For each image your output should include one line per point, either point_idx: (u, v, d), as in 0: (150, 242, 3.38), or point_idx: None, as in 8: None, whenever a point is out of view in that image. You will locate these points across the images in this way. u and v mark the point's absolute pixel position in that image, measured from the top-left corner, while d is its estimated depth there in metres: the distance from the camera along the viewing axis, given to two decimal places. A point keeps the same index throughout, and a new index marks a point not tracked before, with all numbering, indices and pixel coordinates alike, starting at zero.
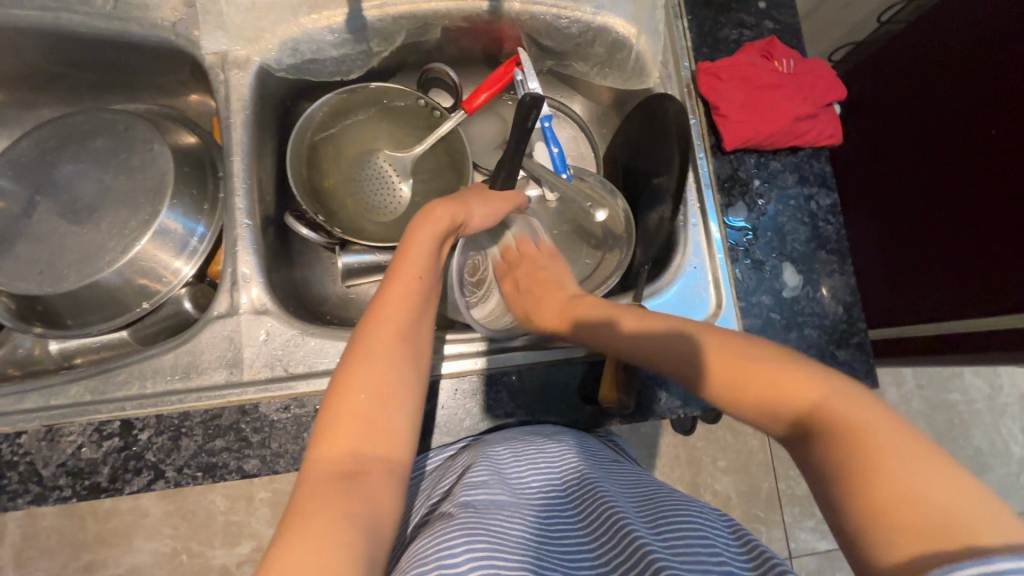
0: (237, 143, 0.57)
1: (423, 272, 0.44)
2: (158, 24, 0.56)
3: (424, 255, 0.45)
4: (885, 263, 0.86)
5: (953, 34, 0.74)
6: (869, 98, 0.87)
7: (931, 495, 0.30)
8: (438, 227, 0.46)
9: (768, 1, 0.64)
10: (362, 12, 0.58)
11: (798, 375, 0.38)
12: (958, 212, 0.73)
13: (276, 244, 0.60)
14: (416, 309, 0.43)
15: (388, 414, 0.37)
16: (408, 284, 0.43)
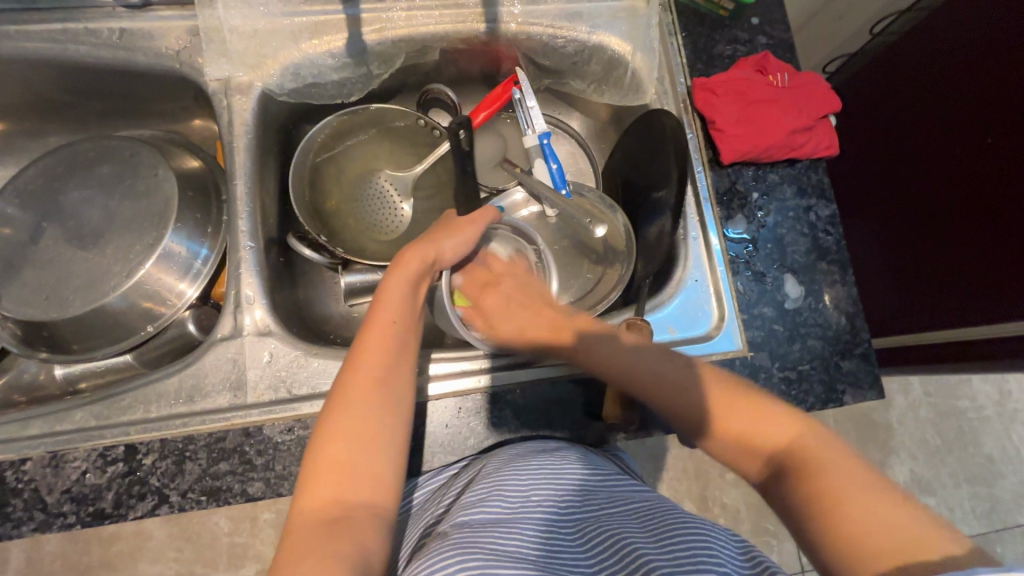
0: (239, 167, 0.57)
1: (396, 314, 0.45)
2: (163, 53, 0.57)
3: (399, 302, 0.46)
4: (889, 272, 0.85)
5: (944, 45, 0.75)
6: (864, 108, 0.88)
7: (878, 528, 0.33)
8: (409, 272, 0.47)
9: (761, 17, 0.65)
10: (362, 36, 0.59)
11: (772, 419, 0.40)
12: (962, 219, 0.73)
13: (279, 265, 0.61)
14: (393, 349, 0.43)
15: (369, 457, 0.38)
16: (381, 326, 0.44)
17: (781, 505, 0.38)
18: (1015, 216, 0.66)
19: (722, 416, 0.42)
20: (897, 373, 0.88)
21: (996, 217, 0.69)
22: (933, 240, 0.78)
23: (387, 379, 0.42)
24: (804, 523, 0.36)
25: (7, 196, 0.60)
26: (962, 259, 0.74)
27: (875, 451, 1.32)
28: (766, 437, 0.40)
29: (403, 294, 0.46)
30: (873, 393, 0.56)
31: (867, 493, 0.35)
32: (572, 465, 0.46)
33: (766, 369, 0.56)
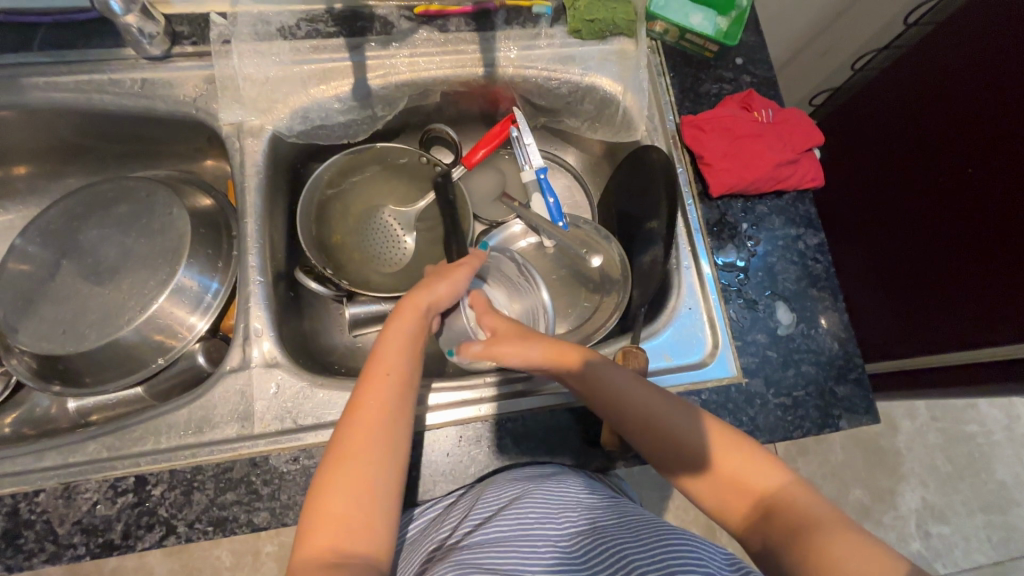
0: (250, 206, 0.60)
1: (393, 366, 0.46)
2: (181, 100, 0.61)
3: (397, 354, 0.47)
4: (884, 297, 0.86)
5: (921, 80, 0.78)
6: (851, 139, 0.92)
7: (838, 555, 0.36)
8: (408, 326, 0.49)
9: (745, 57, 0.68)
10: (367, 81, 0.63)
11: (763, 467, 0.42)
12: (952, 244, 0.75)
13: (286, 298, 0.63)
14: (389, 400, 0.44)
15: (364, 510, 0.40)
16: (379, 377, 0.45)
17: (763, 544, 0.40)
18: (1005, 241, 0.67)
19: (721, 459, 0.43)
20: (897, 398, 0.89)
21: (983, 243, 0.70)
22: (925, 266, 0.79)
23: (382, 430, 0.43)
24: (778, 550, 0.38)
25: (29, 235, 0.63)
26: (954, 285, 0.75)
27: (884, 478, 1.31)
28: (752, 482, 0.42)
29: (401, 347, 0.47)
30: (867, 418, 0.57)
31: (838, 522, 0.38)
32: (569, 489, 0.46)
33: (761, 396, 0.57)
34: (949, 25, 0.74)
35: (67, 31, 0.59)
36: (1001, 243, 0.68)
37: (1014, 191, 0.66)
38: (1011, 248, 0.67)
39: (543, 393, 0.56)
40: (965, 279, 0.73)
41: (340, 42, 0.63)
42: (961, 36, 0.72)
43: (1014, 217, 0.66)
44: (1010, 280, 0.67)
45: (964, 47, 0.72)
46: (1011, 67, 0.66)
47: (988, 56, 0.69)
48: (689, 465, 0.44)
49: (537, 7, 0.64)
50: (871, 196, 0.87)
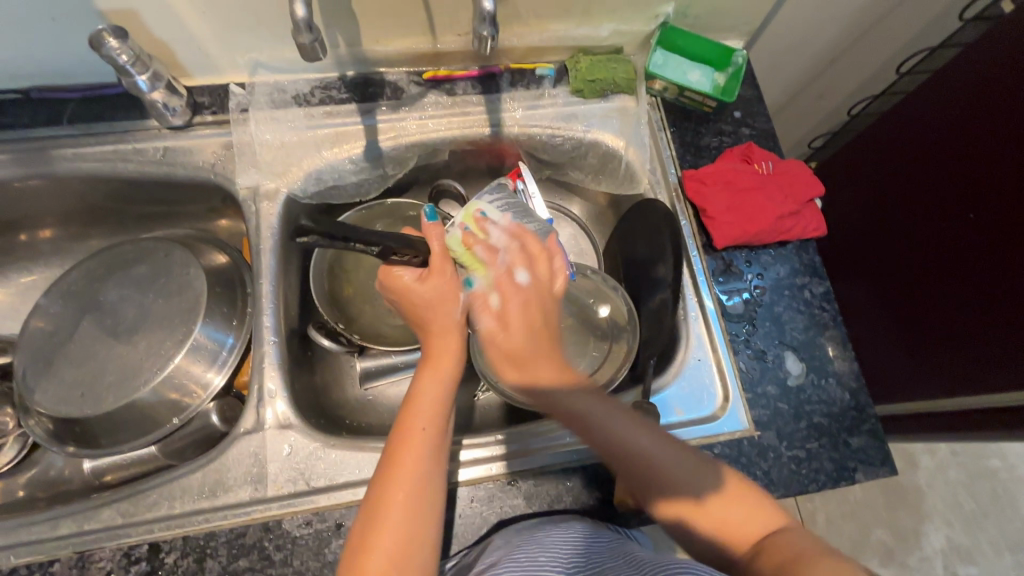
0: (266, 267, 0.61)
1: (430, 414, 0.47)
2: (199, 166, 0.63)
3: (432, 403, 0.47)
4: (898, 337, 0.86)
5: (918, 128, 0.80)
6: (854, 181, 0.93)
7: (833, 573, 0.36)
8: (439, 367, 0.50)
9: (743, 110, 0.70)
10: (378, 143, 0.66)
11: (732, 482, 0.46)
12: (958, 289, 0.76)
13: (299, 354, 0.64)
14: (430, 445, 0.46)
15: (416, 552, 0.41)
16: (420, 426, 0.46)
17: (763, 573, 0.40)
18: (1012, 289, 0.69)
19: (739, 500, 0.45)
20: (915, 440, 0.88)
21: (990, 291, 0.72)
22: (935, 308, 0.80)
23: (426, 477, 0.44)
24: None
25: (52, 297, 0.65)
26: (966, 329, 0.76)
27: (907, 517, 1.28)
28: (706, 494, 0.46)
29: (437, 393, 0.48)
30: (885, 471, 0.56)
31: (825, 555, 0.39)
32: (574, 531, 0.47)
33: (775, 449, 0.57)
34: (943, 78, 0.76)
35: (96, 105, 0.62)
36: (1007, 292, 0.69)
37: (1018, 241, 0.67)
38: (1019, 297, 0.68)
39: (554, 448, 0.56)
40: (977, 323, 0.74)
41: (352, 107, 0.65)
42: (957, 87, 0.74)
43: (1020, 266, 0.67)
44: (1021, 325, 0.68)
45: (960, 95, 0.74)
46: (1005, 120, 0.68)
47: (981, 110, 0.71)
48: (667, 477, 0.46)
49: (540, 70, 0.67)
50: (876, 238, 0.88)
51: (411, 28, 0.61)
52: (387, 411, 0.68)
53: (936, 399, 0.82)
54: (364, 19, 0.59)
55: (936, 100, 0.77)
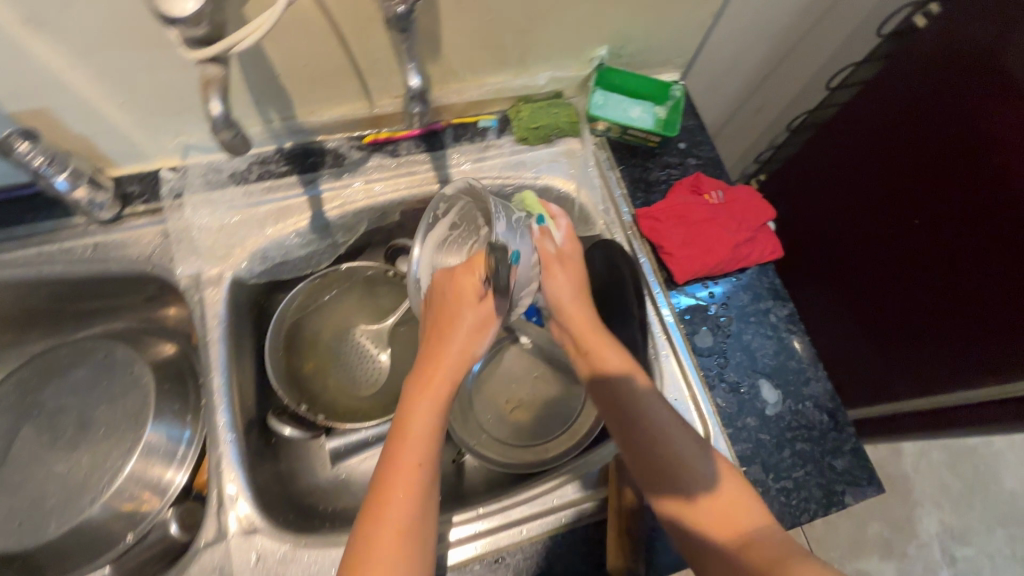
0: (215, 359, 0.57)
1: (420, 451, 0.45)
2: (134, 259, 0.59)
3: (425, 441, 0.46)
4: (870, 339, 0.87)
5: (858, 141, 0.83)
6: (804, 191, 0.96)
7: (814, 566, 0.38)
8: (436, 396, 0.48)
9: (687, 141, 0.71)
10: (324, 213, 0.64)
11: (686, 438, 0.50)
12: (924, 292, 0.76)
13: (260, 445, 0.61)
14: (418, 481, 0.44)
15: None
16: (409, 465, 0.44)
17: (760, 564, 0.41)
18: (964, 284, 0.71)
19: (732, 498, 0.46)
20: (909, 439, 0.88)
21: (956, 291, 0.72)
22: (904, 314, 0.80)
23: (416, 512, 0.43)
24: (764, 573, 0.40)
25: None
26: (938, 332, 0.76)
27: (898, 506, 1.30)
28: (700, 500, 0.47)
29: (429, 424, 0.47)
30: (873, 490, 0.56)
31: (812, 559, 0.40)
32: None
33: (762, 483, 0.56)
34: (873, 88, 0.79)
35: (14, 207, 0.58)
36: (972, 289, 0.70)
37: (979, 239, 0.69)
38: (987, 292, 0.68)
39: (542, 515, 0.54)
40: (947, 324, 0.74)
41: (293, 179, 0.63)
42: (886, 97, 0.77)
43: (981, 264, 0.69)
44: (985, 320, 0.70)
45: (891, 105, 0.77)
46: (935, 126, 0.71)
47: (915, 118, 0.74)
48: (643, 449, 0.50)
49: (482, 122, 0.67)
50: (839, 248, 0.89)
51: (346, 95, 0.60)
52: (362, 491, 0.65)
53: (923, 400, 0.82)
54: (295, 91, 0.57)
55: (869, 111, 0.80)
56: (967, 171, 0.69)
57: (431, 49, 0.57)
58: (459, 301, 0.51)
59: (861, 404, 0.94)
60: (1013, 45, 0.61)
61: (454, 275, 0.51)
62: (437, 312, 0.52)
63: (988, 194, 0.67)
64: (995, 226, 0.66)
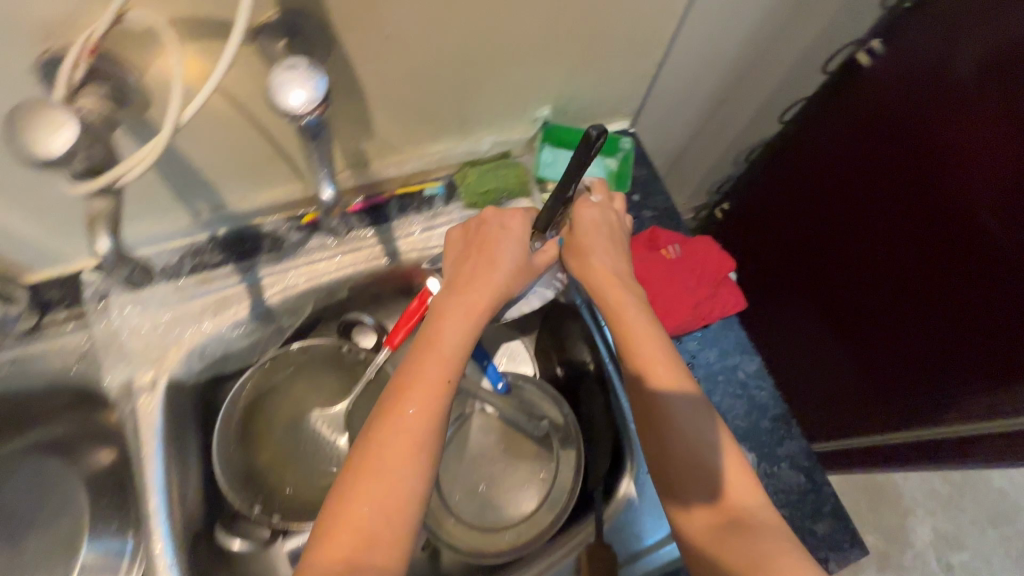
0: (150, 477, 0.53)
1: (448, 366, 0.46)
2: (58, 371, 0.55)
3: (451, 353, 0.47)
4: (850, 371, 0.87)
5: (819, 163, 0.84)
6: (772, 224, 0.97)
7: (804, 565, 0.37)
8: (471, 321, 0.49)
9: (640, 193, 0.69)
10: (264, 299, 0.60)
11: (698, 411, 0.46)
12: (895, 305, 0.76)
13: (207, 559, 0.57)
14: (443, 385, 0.45)
15: (393, 518, 0.40)
16: (433, 373, 0.45)
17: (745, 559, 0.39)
18: (935, 316, 0.71)
19: (732, 474, 0.44)
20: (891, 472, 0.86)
21: (923, 299, 0.72)
22: (880, 330, 0.80)
23: (433, 426, 0.43)
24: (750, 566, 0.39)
25: None
26: (913, 346, 0.76)
27: (890, 516, 1.29)
28: (691, 505, 0.44)
29: (459, 340, 0.48)
30: (855, 554, 0.54)
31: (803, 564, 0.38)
32: None
33: None
34: (829, 126, 0.81)
35: None
36: (942, 316, 0.70)
37: (941, 247, 0.69)
38: (958, 294, 0.68)
39: None
40: (920, 338, 0.74)
41: (228, 269, 0.59)
42: (845, 134, 0.79)
43: (947, 273, 0.69)
44: (958, 351, 0.70)
45: (849, 142, 0.78)
46: (894, 161, 0.72)
47: (871, 134, 0.75)
48: (650, 414, 0.47)
49: (428, 190, 0.65)
50: (812, 270, 0.89)
51: (277, 179, 0.57)
52: None
53: (901, 423, 0.80)
54: (220, 182, 0.54)
55: (829, 149, 0.81)
56: (921, 172, 0.69)
57: (361, 129, 0.55)
58: (502, 243, 0.53)
59: (837, 436, 0.93)
60: (960, 47, 0.62)
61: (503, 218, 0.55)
62: (481, 243, 0.54)
63: (945, 201, 0.67)
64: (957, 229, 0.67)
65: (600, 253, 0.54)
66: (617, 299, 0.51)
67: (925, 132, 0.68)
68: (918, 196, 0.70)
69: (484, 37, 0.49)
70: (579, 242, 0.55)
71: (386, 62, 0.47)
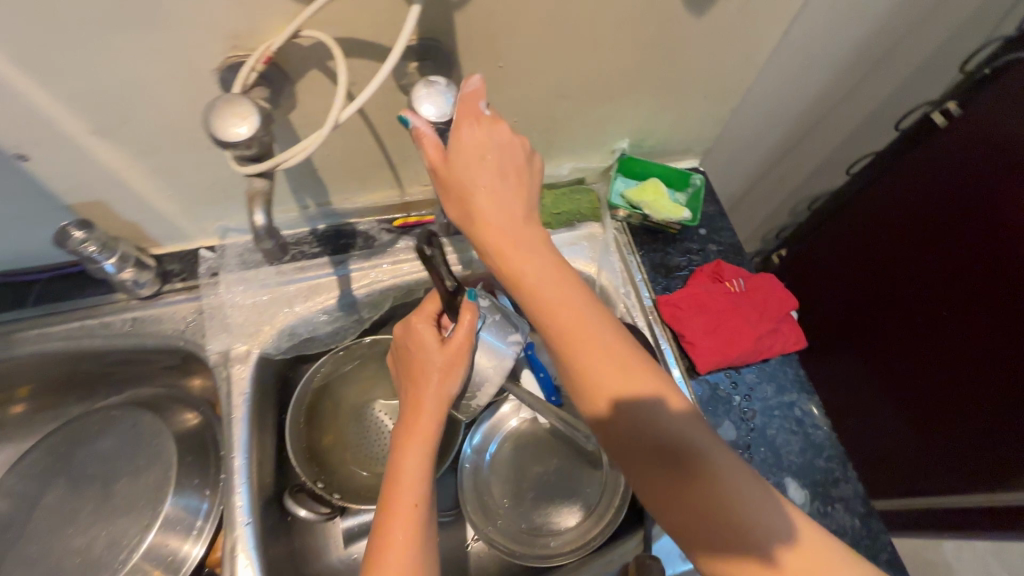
0: (237, 439, 0.58)
1: (415, 500, 0.44)
2: (169, 333, 0.62)
3: (416, 485, 0.45)
4: (913, 433, 0.85)
5: (897, 209, 0.81)
6: (822, 282, 0.98)
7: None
8: (425, 445, 0.46)
9: (707, 227, 0.72)
10: (352, 291, 0.65)
11: (651, 390, 0.42)
12: (966, 366, 0.74)
13: (275, 523, 0.61)
14: (415, 526, 0.43)
15: None
16: (404, 514, 0.43)
17: None
18: (995, 376, 0.71)
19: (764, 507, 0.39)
20: (952, 533, 0.83)
21: (979, 349, 0.72)
22: (947, 390, 0.78)
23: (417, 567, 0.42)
24: None
25: (11, 485, 0.62)
26: (982, 411, 0.74)
27: None
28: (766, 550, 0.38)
29: (414, 468, 0.45)
30: None
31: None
32: None
33: None
34: (882, 189, 0.83)
35: (61, 283, 0.62)
36: (1003, 376, 0.70)
37: (1010, 322, 0.67)
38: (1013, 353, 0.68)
39: None
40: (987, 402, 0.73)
41: (324, 260, 0.65)
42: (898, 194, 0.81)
43: (1021, 347, 0.67)
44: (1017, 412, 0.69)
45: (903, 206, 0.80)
46: (947, 223, 0.74)
47: (952, 192, 0.73)
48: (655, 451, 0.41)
49: None
50: (881, 319, 0.87)
51: (378, 184, 0.63)
52: None
53: (964, 482, 0.78)
54: (331, 182, 0.61)
55: (883, 210, 0.84)
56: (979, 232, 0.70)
57: None
58: (427, 343, 0.48)
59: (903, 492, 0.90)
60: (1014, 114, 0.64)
61: (409, 326, 0.50)
62: (407, 362, 0.50)
63: (1014, 280, 0.66)
64: (1011, 282, 0.67)
65: (482, 193, 0.41)
66: (544, 296, 0.42)
67: (979, 195, 0.70)
68: (972, 255, 0.71)
69: (581, 73, 0.55)
70: (456, 188, 0.41)
71: (494, 89, 0.54)
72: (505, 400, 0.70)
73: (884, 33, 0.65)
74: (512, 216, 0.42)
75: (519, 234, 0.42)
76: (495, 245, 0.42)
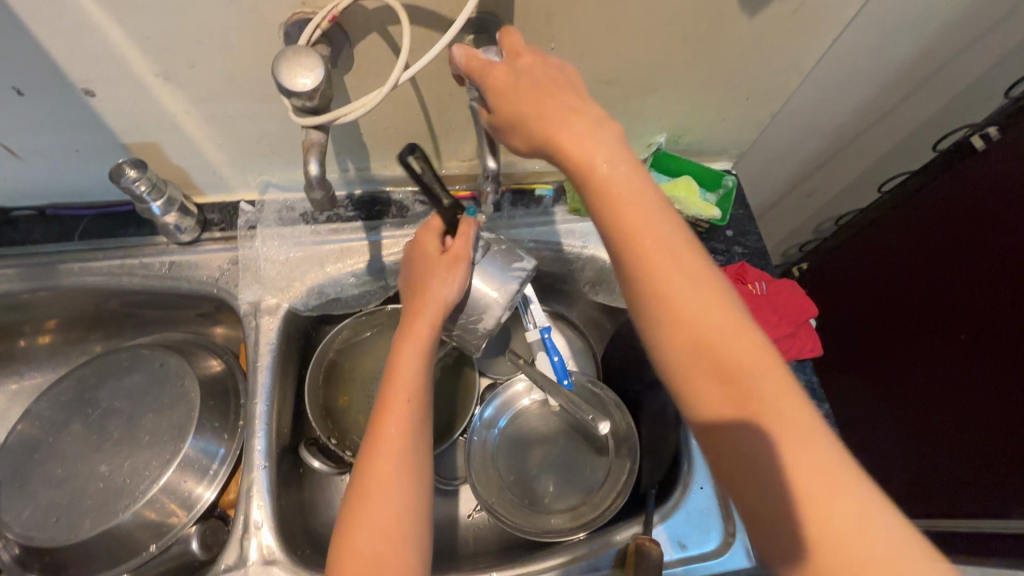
0: (260, 386, 0.61)
1: (408, 391, 0.47)
2: (203, 280, 0.64)
3: (413, 377, 0.48)
4: (916, 455, 0.85)
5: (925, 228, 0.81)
6: (842, 297, 0.99)
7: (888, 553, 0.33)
8: (424, 342, 0.48)
9: (734, 229, 0.72)
10: (382, 258, 0.66)
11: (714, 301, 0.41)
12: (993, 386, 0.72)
13: (288, 472, 0.63)
14: (409, 414, 0.46)
15: (395, 543, 0.42)
16: (398, 402, 0.46)
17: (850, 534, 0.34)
18: (1004, 402, 0.71)
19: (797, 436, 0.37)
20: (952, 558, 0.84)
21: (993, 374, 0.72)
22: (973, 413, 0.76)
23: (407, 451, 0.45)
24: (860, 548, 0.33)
25: (43, 409, 0.65)
26: (1000, 435, 0.72)
27: None
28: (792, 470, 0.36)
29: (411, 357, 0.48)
30: None
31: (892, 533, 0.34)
32: None
33: None
34: (910, 207, 0.83)
35: (106, 221, 0.65)
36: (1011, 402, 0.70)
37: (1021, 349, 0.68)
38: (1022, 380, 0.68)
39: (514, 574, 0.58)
40: (1010, 428, 0.70)
41: (358, 225, 0.67)
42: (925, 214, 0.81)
43: None
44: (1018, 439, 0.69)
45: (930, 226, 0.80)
46: (974, 246, 0.74)
47: (991, 211, 0.71)
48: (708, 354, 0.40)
49: (539, 190, 0.71)
50: (900, 338, 0.87)
51: None
52: None
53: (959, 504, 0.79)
54: (373, 149, 0.62)
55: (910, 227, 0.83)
56: (1000, 256, 0.70)
57: None
58: (431, 253, 0.51)
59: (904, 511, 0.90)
60: None
61: (415, 239, 0.52)
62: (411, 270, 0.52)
63: None
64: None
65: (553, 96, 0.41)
66: (609, 189, 0.41)
67: (1004, 222, 0.70)
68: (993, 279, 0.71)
69: (629, 63, 0.56)
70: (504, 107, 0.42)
71: None
72: (517, 379, 0.72)
73: (934, 50, 0.65)
74: (582, 111, 0.42)
75: (589, 128, 0.41)
76: (556, 138, 0.41)
